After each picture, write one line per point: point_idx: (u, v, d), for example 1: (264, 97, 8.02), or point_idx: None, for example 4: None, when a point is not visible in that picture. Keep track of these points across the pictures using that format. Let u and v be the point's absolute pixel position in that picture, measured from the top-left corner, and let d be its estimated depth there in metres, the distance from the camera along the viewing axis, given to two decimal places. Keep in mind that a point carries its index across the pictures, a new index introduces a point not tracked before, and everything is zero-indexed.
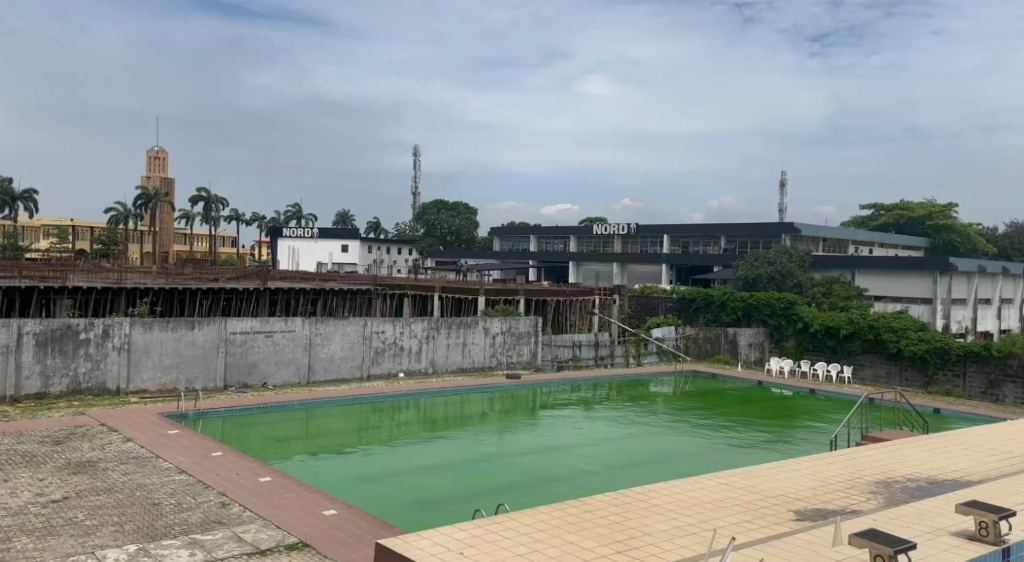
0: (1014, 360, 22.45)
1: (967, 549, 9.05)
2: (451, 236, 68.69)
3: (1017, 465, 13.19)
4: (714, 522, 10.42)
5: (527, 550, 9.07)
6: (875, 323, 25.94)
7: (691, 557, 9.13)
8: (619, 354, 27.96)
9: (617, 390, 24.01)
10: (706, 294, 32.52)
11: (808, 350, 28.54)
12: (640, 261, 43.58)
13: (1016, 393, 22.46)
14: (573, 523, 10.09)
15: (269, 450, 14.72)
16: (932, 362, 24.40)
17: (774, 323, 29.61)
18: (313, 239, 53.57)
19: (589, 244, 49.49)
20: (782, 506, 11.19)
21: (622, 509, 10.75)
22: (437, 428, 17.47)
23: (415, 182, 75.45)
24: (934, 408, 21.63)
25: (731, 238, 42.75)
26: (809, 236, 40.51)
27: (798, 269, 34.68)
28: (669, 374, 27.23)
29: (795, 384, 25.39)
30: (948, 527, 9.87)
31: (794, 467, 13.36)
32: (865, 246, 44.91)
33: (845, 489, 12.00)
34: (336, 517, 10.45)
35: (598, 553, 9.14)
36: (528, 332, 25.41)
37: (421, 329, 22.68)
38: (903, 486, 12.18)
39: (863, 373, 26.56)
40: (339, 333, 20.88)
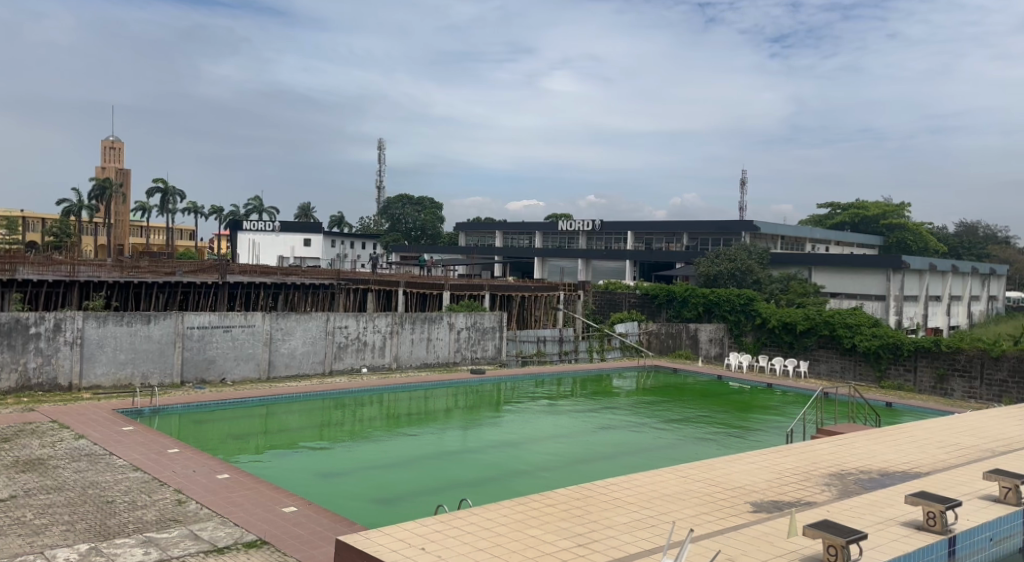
0: (962, 355, 23.10)
1: (915, 539, 9.31)
2: (416, 231, 68.37)
3: (964, 456, 13.57)
4: (674, 515, 10.57)
5: (488, 545, 9.12)
6: (831, 318, 26.46)
7: (650, 550, 9.26)
8: (582, 350, 28.02)
9: (581, 385, 24.19)
10: (667, 291, 32.83)
11: (765, 345, 29.00)
12: (605, 258, 43.81)
13: (964, 387, 23.09)
14: (535, 517, 10.16)
15: (227, 447, 14.57)
16: (885, 357, 24.96)
17: (733, 319, 30.03)
18: (274, 233, 53.34)
19: (554, 240, 49.69)
20: (739, 498, 11.39)
21: (584, 503, 10.86)
22: (400, 423, 17.46)
23: (379, 176, 74.94)
24: (887, 401, 22.14)
25: (693, 235, 43.26)
26: (769, 234, 41.15)
27: (758, 266, 35.23)
28: (632, 369, 27.48)
29: (754, 379, 25.80)
30: (897, 517, 10.14)
31: (751, 460, 13.58)
32: (821, 244, 45.78)
33: (800, 481, 12.24)
34: (295, 513, 10.40)
35: (558, 546, 9.23)
36: (492, 327, 25.54)
37: (384, 324, 22.61)
38: (856, 478, 12.46)
39: (819, 368, 27.03)
40: (300, 328, 20.73)
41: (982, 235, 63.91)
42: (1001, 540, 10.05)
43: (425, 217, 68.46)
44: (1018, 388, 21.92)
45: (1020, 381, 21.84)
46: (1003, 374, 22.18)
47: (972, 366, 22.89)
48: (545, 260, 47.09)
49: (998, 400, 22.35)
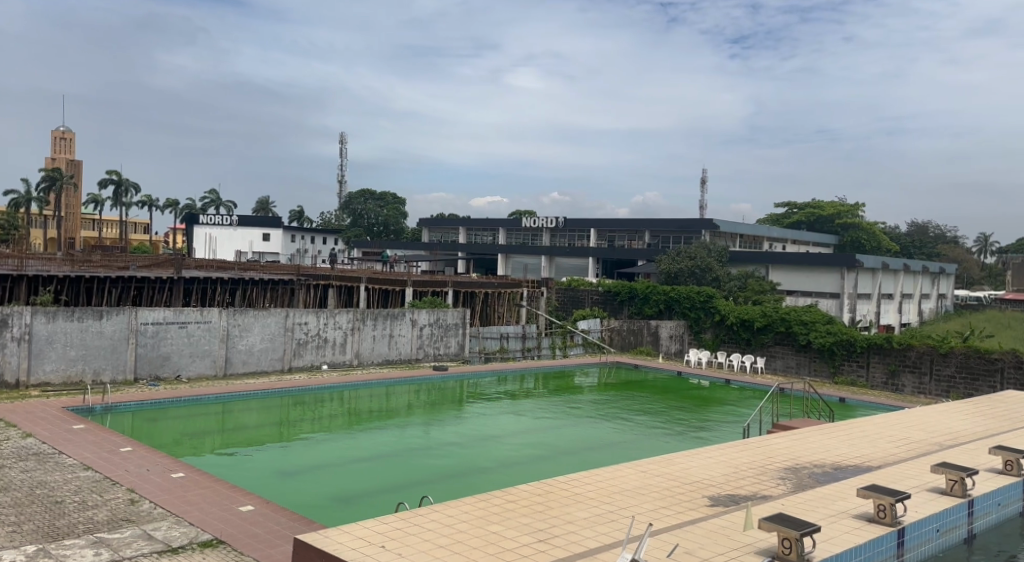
0: (913, 351, 23.68)
1: (866, 531, 9.54)
2: (378, 227, 67.92)
3: (913, 450, 13.93)
4: (634, 509, 10.68)
5: (449, 542, 9.14)
6: (787, 316, 26.92)
7: (610, 544, 9.35)
8: (545, 346, 28.07)
9: (543, 381, 24.27)
10: (630, 288, 33.03)
11: (724, 342, 29.39)
12: (568, 255, 43.94)
13: (914, 383, 23.66)
14: (496, 514, 10.20)
15: (183, 445, 14.38)
16: (838, 353, 25.45)
17: (693, 316, 30.34)
18: (232, 227, 52.43)
19: (518, 237, 49.75)
20: (697, 493, 11.55)
21: (545, 498, 10.93)
22: (361, 420, 17.36)
23: (341, 170, 74.25)
24: (841, 396, 22.59)
25: (654, 233, 43.65)
26: (727, 233, 41.73)
27: (717, 264, 35.67)
28: (594, 365, 27.62)
29: (712, 374, 26.13)
30: (850, 510, 10.37)
31: (710, 455, 13.77)
32: (778, 243, 46.55)
33: (756, 476, 12.46)
34: (252, 512, 10.31)
35: (520, 542, 9.28)
36: (455, 324, 25.50)
37: (345, 321, 22.46)
38: (810, 472, 12.72)
39: (775, 363, 27.47)
40: (258, 324, 20.49)
41: (932, 235, 65.49)
42: (947, 531, 10.33)
43: (387, 212, 68.06)
44: (966, 383, 22.56)
45: (967, 377, 22.49)
46: (951, 369, 22.81)
47: (922, 362, 23.49)
48: (508, 256, 47.14)
49: (946, 395, 22.99)
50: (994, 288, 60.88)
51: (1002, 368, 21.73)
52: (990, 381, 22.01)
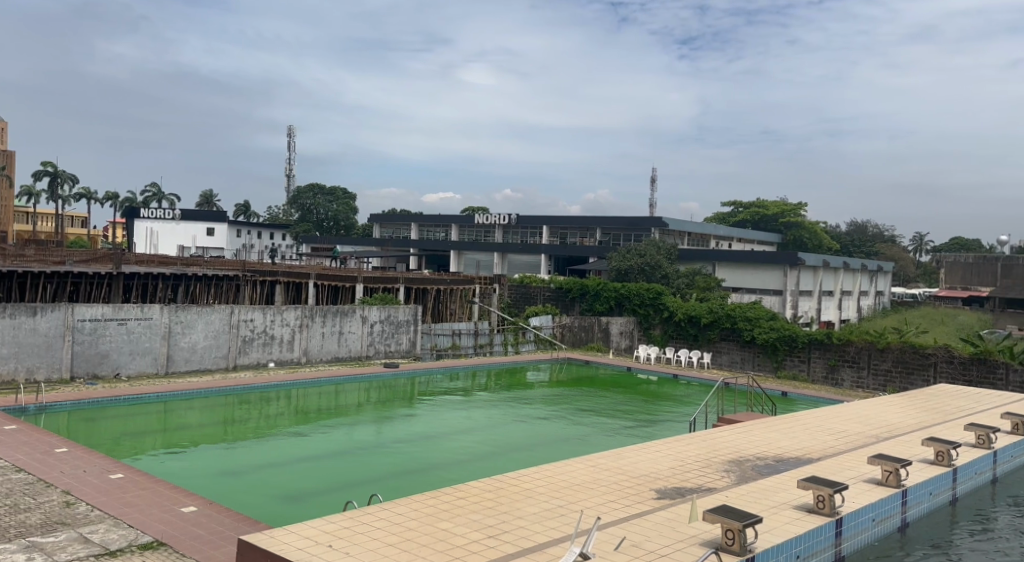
0: (852, 346, 24.34)
1: (806, 522, 9.78)
2: (328, 222, 67.16)
3: (851, 442, 14.31)
4: (583, 503, 10.79)
5: (397, 540, 9.11)
6: (732, 312, 27.40)
7: (558, 539, 9.43)
8: (497, 343, 28.07)
9: (495, 378, 24.32)
10: (581, 285, 33.22)
11: (672, 338, 29.77)
12: (521, 251, 44.01)
13: (853, 377, 24.30)
14: (445, 511, 10.20)
15: (123, 445, 14.07)
16: (781, 349, 26.00)
17: (643, 312, 30.68)
18: (174, 222, 51.25)
19: (470, 233, 49.65)
20: (644, 486, 11.69)
21: (494, 494, 10.97)
22: (309, 419, 17.13)
23: (289, 164, 73.15)
24: (782, 391, 23.13)
25: (605, 230, 43.99)
26: (676, 230, 42.29)
27: (666, 261, 36.10)
28: (546, 361, 27.80)
29: (661, 370, 26.51)
30: (790, 501, 10.63)
31: (657, 449, 13.96)
32: (725, 241, 47.33)
33: (701, 468, 12.67)
34: (195, 513, 10.13)
35: (469, 538, 9.30)
36: (406, 321, 25.33)
37: (293, 318, 22.19)
38: (753, 464, 12.99)
39: (720, 359, 27.96)
40: (202, 321, 20.11)
41: (872, 234, 67.37)
42: (882, 520, 10.65)
43: (337, 207, 67.33)
44: (901, 377, 23.33)
45: (903, 371, 23.26)
46: (888, 363, 23.54)
47: (860, 356, 24.15)
48: (461, 253, 47.02)
49: (883, 389, 23.69)
50: (928, 285, 62.96)
51: (936, 362, 22.55)
52: (924, 375, 22.83)
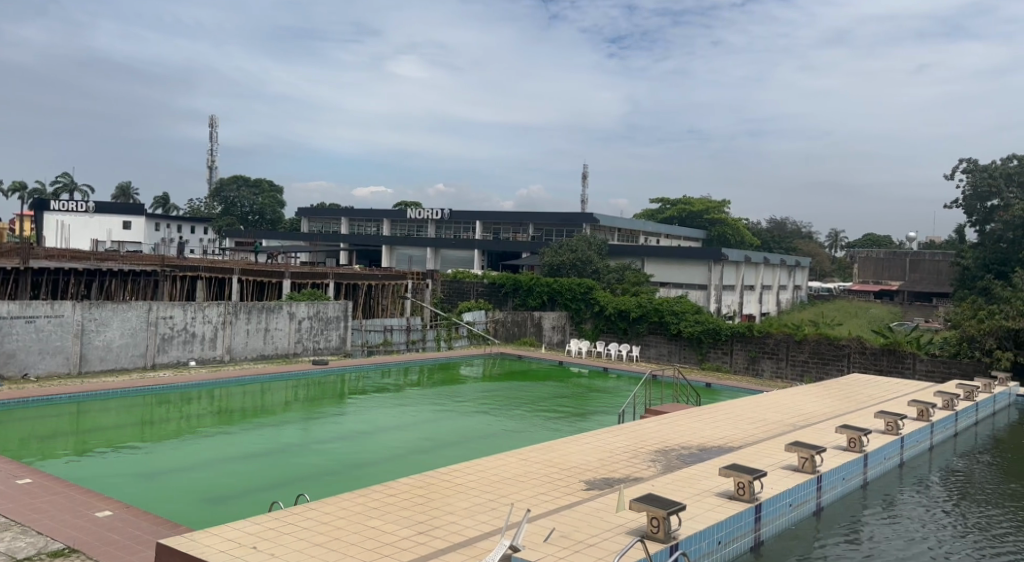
0: (771, 338, 25.10)
1: (728, 508, 10.05)
2: (253, 216, 65.78)
3: (771, 430, 14.76)
4: (513, 496, 10.85)
5: (326, 539, 9.00)
6: (660, 306, 27.89)
7: (488, 533, 9.46)
8: (430, 339, 27.88)
9: (428, 374, 24.20)
10: (514, 280, 33.38)
11: (602, 332, 30.13)
12: (454, 247, 43.92)
13: (773, 368, 25.07)
14: (376, 508, 10.12)
15: (32, 449, 13.52)
16: (705, 341, 26.59)
17: (574, 307, 31.04)
18: (88, 214, 49.51)
19: (402, 228, 49.29)
20: (574, 478, 11.83)
21: (426, 490, 10.94)
22: (233, 419, 16.74)
23: (211, 155, 71.12)
24: (707, 382, 23.66)
25: (538, 226, 44.24)
26: (606, 226, 42.85)
27: (596, 256, 36.51)
28: (478, 357, 27.75)
29: (591, 363, 26.88)
30: (712, 488, 10.89)
31: (586, 440, 14.13)
32: (653, 237, 48.20)
33: (629, 459, 12.88)
34: (110, 517, 9.81)
35: (399, 534, 9.25)
36: (336, 317, 24.98)
37: (216, 314, 21.64)
38: (678, 453, 13.27)
39: (649, 352, 28.45)
40: (118, 318, 19.46)
41: (790, 230, 69.56)
42: (799, 506, 11.02)
43: (263, 200, 65.90)
44: (817, 367, 24.21)
45: (818, 361, 24.14)
46: (805, 354, 24.37)
47: (779, 348, 24.90)
48: (392, 248, 46.47)
49: (800, 379, 24.52)
50: (843, 279, 65.41)
51: (849, 352, 23.57)
52: (838, 365, 23.78)
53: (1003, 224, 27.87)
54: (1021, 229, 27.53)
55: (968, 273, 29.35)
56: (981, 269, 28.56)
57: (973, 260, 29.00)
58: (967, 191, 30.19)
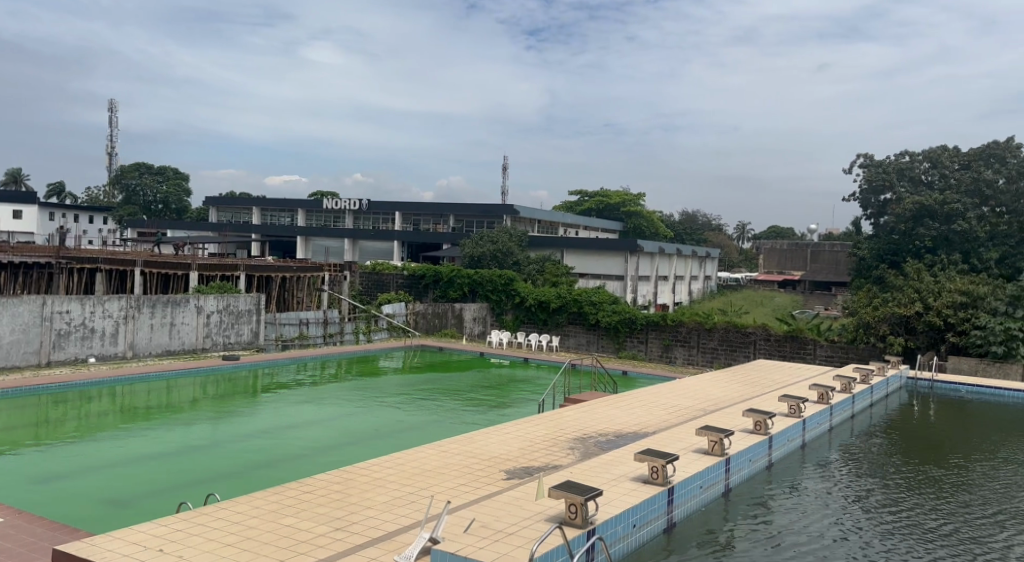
0: (684, 327, 25.71)
1: (643, 492, 10.26)
2: (156, 205, 63.51)
3: (684, 416, 15.14)
4: (432, 489, 10.81)
5: (239, 538, 8.80)
6: (579, 297, 28.19)
7: (407, 526, 9.41)
8: (347, 332, 27.45)
9: (346, 367, 23.89)
10: (434, 271, 33.06)
11: (523, 323, 30.31)
12: (372, 238, 43.33)
13: (685, 355, 25.71)
14: (291, 505, 9.94)
15: None
16: (622, 330, 27.03)
17: (495, 299, 31.12)
18: None
19: (318, 219, 48.42)
20: (494, 468, 11.87)
21: (344, 486, 10.80)
22: (137, 418, 16.16)
23: (111, 141, 68.18)
24: (624, 370, 24.10)
25: (458, 217, 44.13)
26: (526, 218, 43.09)
27: (517, 248, 36.63)
28: (398, 350, 27.49)
29: (512, 354, 27.00)
30: (628, 473, 11.09)
31: (505, 430, 14.19)
32: (571, 228, 48.74)
33: (547, 447, 13.00)
34: (4, 525, 9.34)
35: (314, 532, 9.10)
36: (247, 310, 24.34)
37: (117, 309, 20.80)
38: (596, 441, 13.47)
39: (568, 341, 28.75)
40: (8, 314, 18.49)
41: (700, 222, 71.39)
42: (709, 487, 11.35)
43: (167, 188, 63.75)
44: (726, 354, 24.98)
45: (727, 348, 24.91)
46: (714, 342, 25.09)
47: (691, 336, 25.55)
48: (308, 239, 45.59)
49: (710, 365, 25.24)
50: (750, 269, 67.52)
51: (756, 340, 24.44)
52: (745, 351, 24.63)
53: (895, 216, 29.21)
54: (910, 221, 28.79)
55: (864, 262, 30.80)
56: (876, 258, 30.02)
57: (868, 250, 30.42)
58: (862, 185, 31.59)
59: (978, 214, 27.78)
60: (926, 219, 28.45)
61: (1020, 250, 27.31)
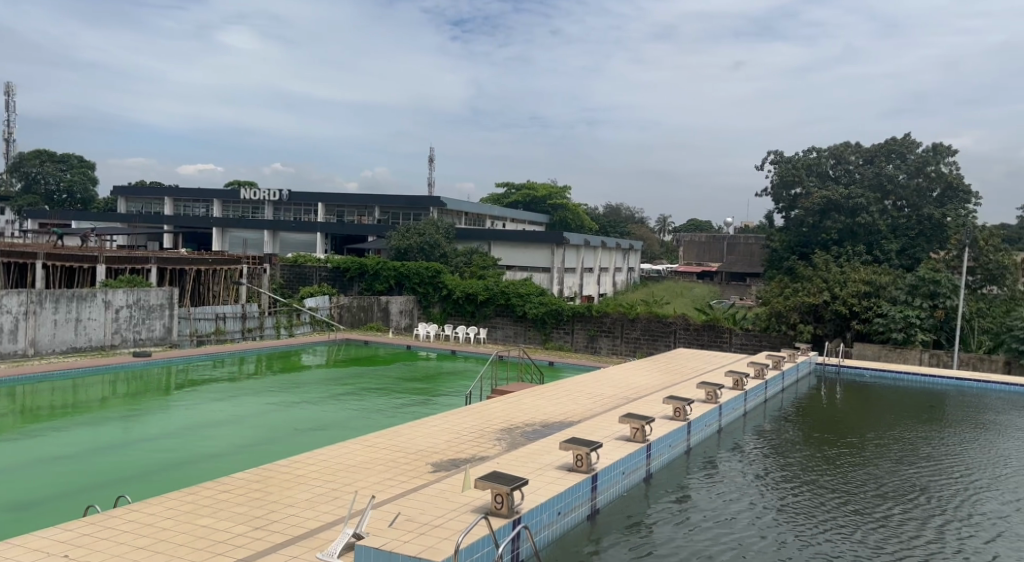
0: (608, 317, 26.00)
1: (567, 480, 10.29)
2: (60, 195, 60.84)
3: (608, 404, 15.29)
4: (356, 484, 10.61)
5: (150, 541, 8.44)
6: (506, 289, 28.14)
7: (330, 523, 9.20)
8: (268, 326, 26.79)
9: (267, 363, 23.30)
10: (359, 264, 32.55)
11: (450, 315, 30.18)
12: (293, 229, 42.43)
13: (609, 345, 26.02)
14: (208, 506, 9.60)
15: None
16: (549, 322, 27.14)
17: (422, 291, 30.90)
18: None
19: (236, 210, 47.14)
20: (419, 461, 11.74)
21: (264, 484, 10.50)
22: (42, 418, 15.41)
23: (8, 126, 64.86)
24: (550, 360, 24.24)
25: (383, 209, 43.58)
26: (454, 210, 42.89)
27: (444, 240, 36.36)
28: (322, 344, 26.95)
29: (439, 346, 26.82)
30: (552, 462, 11.12)
31: (432, 423, 14.06)
32: (499, 220, 48.73)
33: (474, 439, 12.94)
34: None
35: (232, 532, 8.81)
36: (160, 305, 23.44)
37: (17, 304, 19.79)
38: (522, 431, 13.48)
39: (496, 334, 28.74)
40: None
41: (625, 216, 72.47)
42: (631, 473, 11.48)
43: (72, 176, 61.14)
44: (648, 344, 25.41)
45: (649, 338, 25.34)
46: (637, 332, 25.46)
47: (615, 326, 25.87)
48: (224, 231, 44.32)
49: (634, 354, 25.61)
50: (672, 261, 68.98)
51: (676, 329, 24.94)
52: (666, 341, 25.12)
53: (804, 210, 30.13)
54: (818, 215, 29.76)
55: (775, 254, 31.69)
56: (787, 250, 30.99)
57: (780, 242, 31.33)
58: (775, 180, 32.29)
59: (880, 208, 28.91)
60: (832, 212, 29.42)
61: (920, 243, 28.50)
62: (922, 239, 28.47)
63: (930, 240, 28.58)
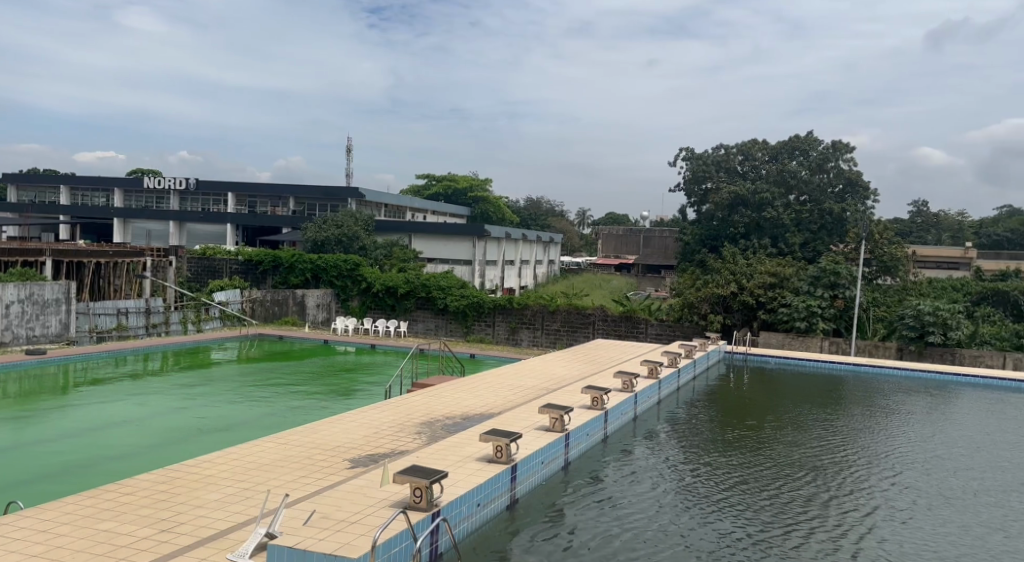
0: (529, 309, 26.05)
1: (487, 471, 10.22)
2: None
3: (527, 395, 15.30)
4: (270, 483, 10.28)
5: (45, 548, 7.96)
6: (427, 281, 27.84)
7: (242, 523, 8.88)
8: (174, 321, 25.79)
9: (174, 360, 22.42)
10: (273, 257, 31.62)
11: (370, 309, 29.68)
12: (201, 220, 41.00)
13: (530, 337, 26.09)
14: (110, 509, 9.13)
15: None
16: (470, 315, 26.94)
17: (340, 284, 30.33)
18: None
19: (139, 200, 45.28)
20: (337, 457, 11.46)
21: (171, 485, 10.06)
22: None
23: None
24: (471, 353, 24.10)
25: (299, 200, 42.56)
26: (372, 201, 42.23)
27: (364, 232, 35.69)
28: (233, 340, 26.10)
29: (358, 340, 26.36)
30: (472, 454, 11.02)
31: (349, 418, 13.78)
32: (419, 213, 48.24)
33: (393, 433, 12.73)
34: None
35: (136, 535, 8.40)
36: (56, 299, 22.27)
37: None
38: (442, 424, 13.34)
39: (416, 327, 28.41)
40: None
41: (545, 209, 72.87)
42: (550, 461, 11.51)
43: None
44: (568, 335, 25.61)
45: (568, 330, 25.53)
46: (557, 323, 25.63)
47: (535, 318, 25.96)
48: (127, 221, 42.50)
49: (554, 346, 25.75)
50: (592, 254, 69.76)
51: (595, 321, 25.20)
52: (585, 332, 25.35)
53: (714, 205, 30.89)
54: (727, 209, 30.54)
55: (688, 247, 32.38)
56: (698, 244, 31.72)
57: (692, 235, 32.03)
58: (686, 176, 32.98)
59: (784, 202, 29.88)
60: (739, 207, 30.25)
61: (825, 236, 29.54)
62: (824, 232, 29.52)
63: (831, 233, 29.66)
